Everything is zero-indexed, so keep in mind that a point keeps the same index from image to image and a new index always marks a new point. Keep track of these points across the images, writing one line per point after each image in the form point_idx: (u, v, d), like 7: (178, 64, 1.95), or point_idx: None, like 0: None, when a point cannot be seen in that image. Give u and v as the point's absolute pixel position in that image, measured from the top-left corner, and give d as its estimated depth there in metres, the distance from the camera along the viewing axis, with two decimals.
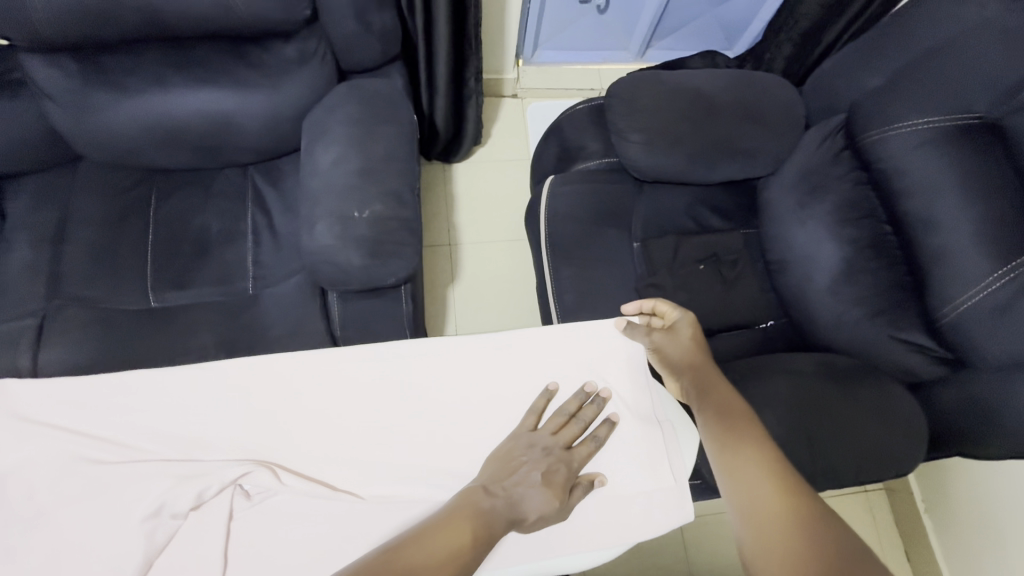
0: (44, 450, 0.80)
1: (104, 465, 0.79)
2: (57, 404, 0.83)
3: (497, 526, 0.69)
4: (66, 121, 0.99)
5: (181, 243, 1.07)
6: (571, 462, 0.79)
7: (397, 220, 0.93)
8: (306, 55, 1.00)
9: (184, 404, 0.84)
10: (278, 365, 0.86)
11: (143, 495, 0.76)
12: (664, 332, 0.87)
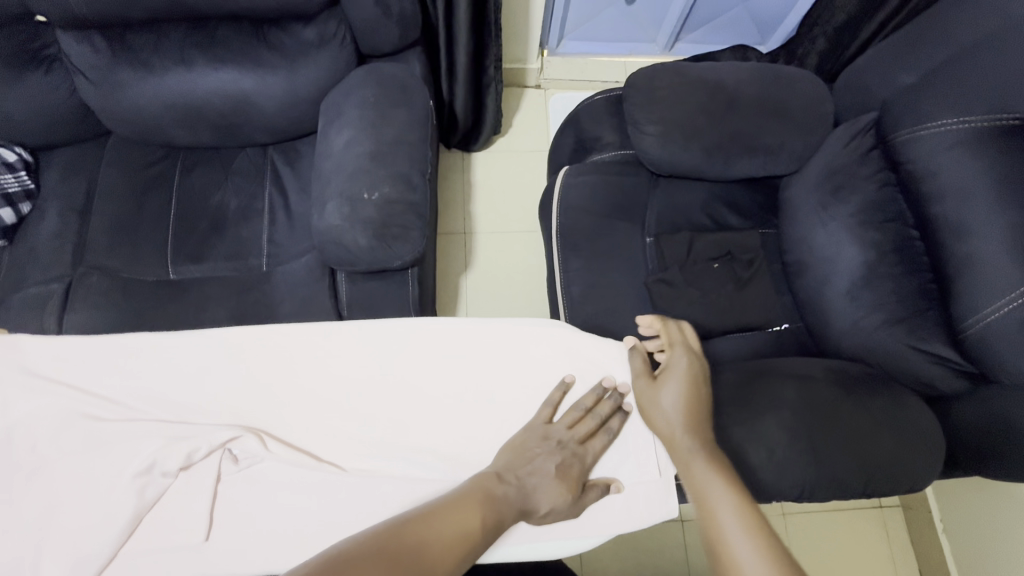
0: (46, 405, 0.79)
1: (103, 422, 0.78)
2: (60, 360, 0.83)
3: (507, 516, 0.70)
4: (94, 97, 1.02)
5: (200, 219, 1.10)
6: (585, 458, 0.79)
7: (405, 203, 0.93)
8: (325, 38, 1.01)
9: (181, 369, 0.84)
10: (277, 335, 0.86)
11: (135, 453, 0.76)
12: (659, 378, 0.82)
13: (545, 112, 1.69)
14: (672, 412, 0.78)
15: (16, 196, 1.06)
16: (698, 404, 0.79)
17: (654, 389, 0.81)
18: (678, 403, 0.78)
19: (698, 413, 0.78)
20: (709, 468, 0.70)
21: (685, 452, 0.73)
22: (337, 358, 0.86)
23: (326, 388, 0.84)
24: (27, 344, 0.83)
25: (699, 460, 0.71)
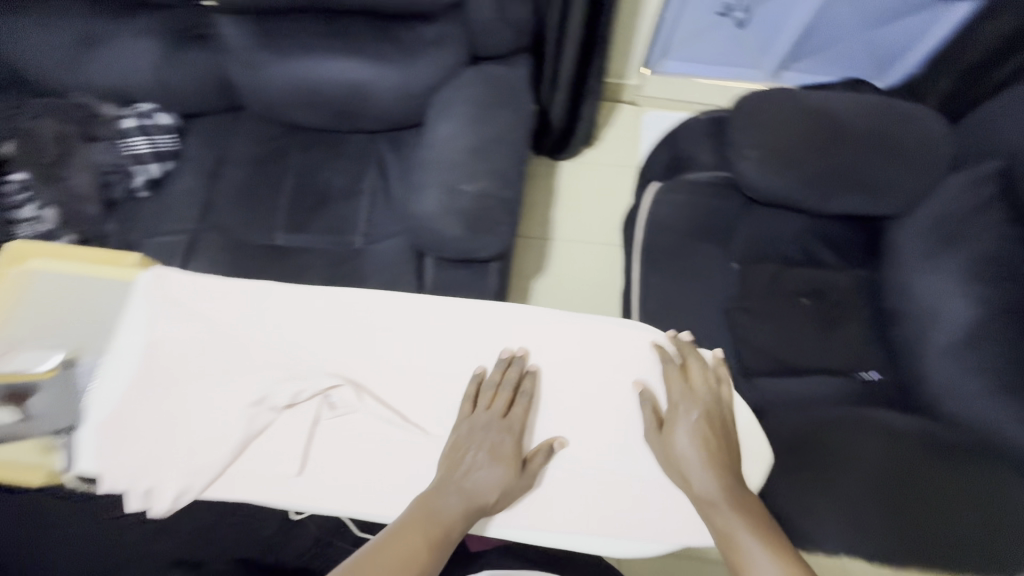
0: (163, 328, 0.77)
1: (217, 349, 0.76)
2: (188, 285, 0.81)
3: (449, 520, 0.66)
4: (238, 75, 1.13)
5: (308, 193, 1.19)
6: (510, 434, 0.73)
7: (497, 199, 0.97)
8: (444, 37, 1.08)
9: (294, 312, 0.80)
10: (390, 295, 0.82)
11: (254, 382, 0.74)
12: (675, 429, 0.72)
13: (636, 130, 1.69)
14: (698, 463, 0.70)
15: (160, 156, 1.20)
16: (721, 448, 0.72)
17: (669, 439, 0.72)
18: (700, 451, 0.71)
19: (722, 456, 0.71)
20: (739, 523, 0.66)
21: (710, 506, 0.68)
22: (445, 329, 0.80)
23: (434, 355, 0.78)
24: (170, 277, 0.81)
25: (726, 515, 0.67)
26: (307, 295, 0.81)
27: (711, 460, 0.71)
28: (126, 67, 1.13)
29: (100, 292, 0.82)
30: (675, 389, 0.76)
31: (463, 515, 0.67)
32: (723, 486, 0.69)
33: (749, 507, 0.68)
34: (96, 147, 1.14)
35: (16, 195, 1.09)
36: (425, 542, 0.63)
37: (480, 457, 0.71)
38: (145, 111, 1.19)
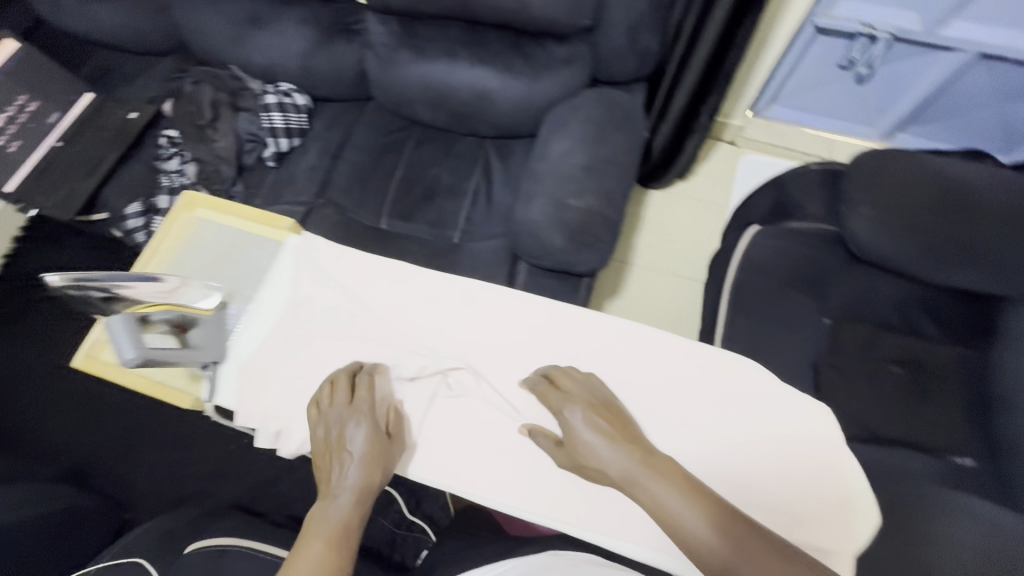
0: (315, 286, 0.87)
1: (355, 317, 0.85)
2: (336, 252, 0.90)
3: (341, 519, 0.68)
4: (375, 69, 1.23)
5: (416, 185, 1.26)
6: (364, 420, 0.74)
7: (603, 217, 0.99)
8: (572, 58, 1.12)
9: (426, 291, 0.87)
10: (515, 296, 0.87)
11: (384, 353, 0.82)
12: (573, 431, 0.71)
13: (732, 171, 1.69)
14: (608, 452, 0.68)
15: (291, 133, 1.31)
16: (614, 429, 0.71)
17: (574, 441, 0.71)
18: (607, 439, 0.69)
19: (625, 438, 0.69)
20: (661, 494, 0.63)
21: (631, 489, 0.66)
22: (569, 334, 0.84)
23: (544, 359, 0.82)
24: (320, 243, 0.91)
25: (646, 492, 0.64)
26: (444, 284, 0.88)
27: (617, 443, 0.69)
28: (279, 50, 1.25)
29: (252, 245, 0.98)
30: (552, 391, 0.76)
31: (350, 507, 0.69)
32: (634, 465, 0.66)
33: (667, 472, 0.65)
34: (240, 116, 1.28)
35: (165, 148, 1.28)
36: (327, 543, 0.66)
37: (350, 456, 0.72)
38: (286, 90, 1.31)
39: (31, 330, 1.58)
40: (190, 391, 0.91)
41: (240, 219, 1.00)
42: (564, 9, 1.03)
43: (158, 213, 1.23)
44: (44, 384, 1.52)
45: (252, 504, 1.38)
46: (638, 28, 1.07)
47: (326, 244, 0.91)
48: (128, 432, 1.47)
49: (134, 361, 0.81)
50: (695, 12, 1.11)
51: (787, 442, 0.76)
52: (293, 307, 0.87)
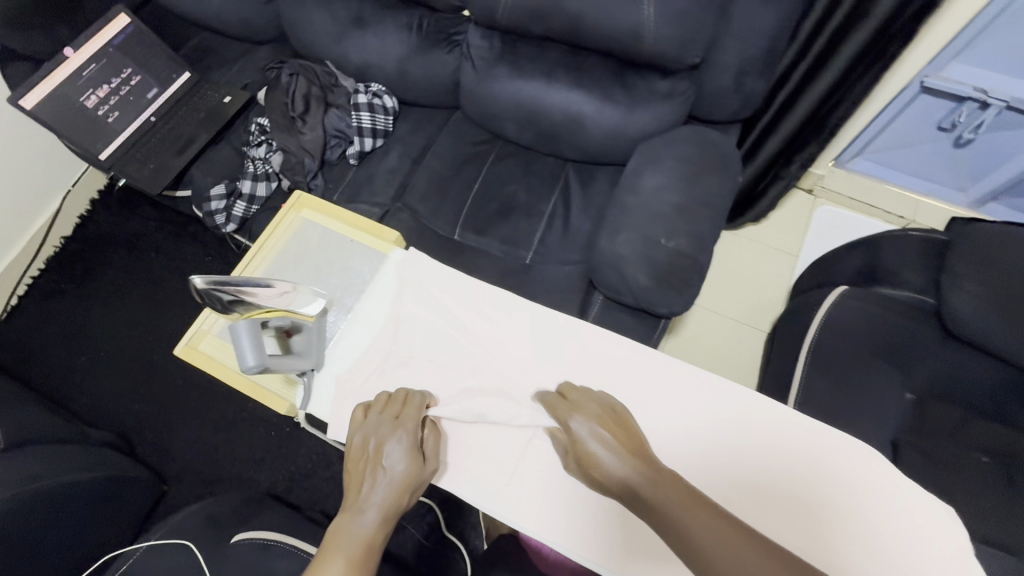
0: (425, 307, 0.90)
1: (460, 342, 0.87)
2: (449, 275, 0.92)
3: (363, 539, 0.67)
4: (469, 81, 1.23)
5: (492, 200, 1.24)
6: (401, 437, 0.74)
7: (693, 261, 0.97)
8: (674, 93, 1.09)
9: (533, 326, 0.87)
10: (631, 348, 0.85)
11: (484, 385, 0.83)
12: (577, 437, 0.72)
13: (805, 220, 1.64)
14: (612, 458, 0.69)
15: (376, 133, 1.31)
16: (625, 437, 0.71)
17: (581, 446, 0.71)
18: (612, 447, 0.70)
19: (630, 446, 0.70)
20: (661, 496, 0.65)
21: (633, 492, 0.67)
22: (683, 396, 0.82)
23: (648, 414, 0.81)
24: (434, 264, 0.93)
25: (645, 494, 0.66)
26: (552, 321, 0.87)
27: (621, 451, 0.69)
28: (376, 52, 1.26)
29: (356, 251, 1.02)
30: (559, 400, 0.77)
31: (374, 526, 0.68)
32: (636, 471, 0.67)
33: (666, 477, 0.66)
34: (330, 112, 1.30)
35: (255, 135, 1.31)
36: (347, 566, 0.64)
37: (380, 475, 0.71)
38: (376, 91, 1.31)
39: (99, 290, 1.62)
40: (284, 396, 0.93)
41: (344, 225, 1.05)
42: (675, 44, 1.00)
43: (241, 197, 1.26)
44: (102, 345, 1.55)
45: (287, 495, 1.36)
46: (747, 72, 1.04)
47: (439, 265, 0.93)
48: (174, 404, 1.48)
49: (254, 368, 0.82)
50: (808, 59, 1.08)
51: (836, 485, 0.76)
52: (400, 323, 0.89)
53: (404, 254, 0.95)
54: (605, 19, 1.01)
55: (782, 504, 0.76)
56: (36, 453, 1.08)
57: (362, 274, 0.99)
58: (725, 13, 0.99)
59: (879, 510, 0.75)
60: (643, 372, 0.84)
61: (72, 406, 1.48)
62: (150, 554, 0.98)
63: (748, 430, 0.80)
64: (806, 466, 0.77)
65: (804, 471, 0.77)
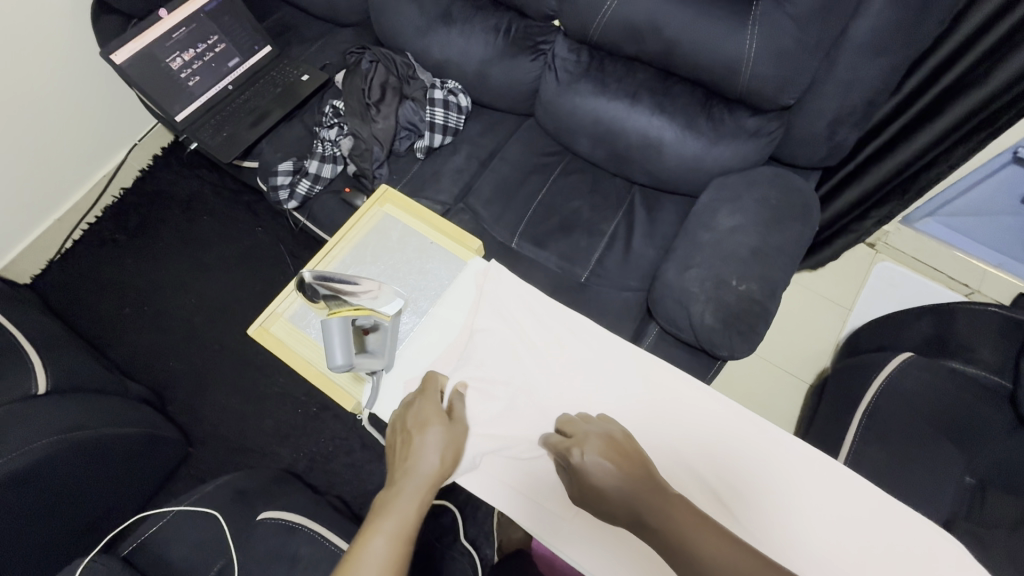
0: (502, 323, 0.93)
1: (535, 361, 0.91)
2: (528, 293, 0.95)
3: (409, 509, 0.65)
4: (550, 91, 1.22)
5: (556, 213, 1.22)
6: (426, 405, 0.79)
7: (762, 307, 0.95)
8: (761, 132, 1.06)
9: (606, 357, 0.91)
10: (697, 394, 0.88)
11: (555, 407, 0.88)
12: (579, 467, 0.70)
13: (862, 277, 1.54)
14: (613, 486, 0.67)
15: (447, 131, 1.30)
16: (629, 461, 0.69)
17: (582, 475, 0.69)
18: (613, 473, 0.67)
19: (632, 470, 0.68)
20: (670, 519, 0.62)
21: (638, 520, 0.64)
22: (747, 447, 0.84)
23: (714, 459, 0.84)
24: (513, 280, 0.96)
25: (650, 520, 0.63)
26: (625, 356, 0.91)
27: (624, 477, 0.67)
28: (459, 50, 1.25)
29: (436, 254, 1.06)
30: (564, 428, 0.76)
31: (415, 493, 0.67)
32: (638, 496, 0.65)
33: (673, 502, 0.63)
34: (405, 104, 1.30)
35: (328, 116, 1.32)
36: (398, 537, 0.63)
37: (413, 442, 0.74)
38: (452, 89, 1.31)
39: (150, 244, 1.64)
40: (350, 392, 0.97)
41: (426, 226, 1.09)
42: (773, 83, 0.97)
43: (307, 175, 1.27)
44: (146, 299, 1.57)
45: (307, 475, 1.35)
46: (841, 121, 1.01)
47: (518, 281, 0.97)
48: (208, 367, 1.49)
49: (341, 367, 0.88)
50: (907, 115, 1.06)
51: (787, 484, 0.81)
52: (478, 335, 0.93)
53: (484, 265, 0.98)
54: (704, 49, 0.99)
55: (734, 495, 0.81)
56: (78, 401, 1.09)
57: (441, 279, 1.04)
58: (830, 58, 0.96)
59: (837, 519, 0.79)
60: (708, 416, 0.86)
61: (110, 354, 1.51)
62: (183, 520, 0.99)
63: (723, 433, 0.85)
64: (764, 465, 0.83)
65: (765, 471, 0.82)
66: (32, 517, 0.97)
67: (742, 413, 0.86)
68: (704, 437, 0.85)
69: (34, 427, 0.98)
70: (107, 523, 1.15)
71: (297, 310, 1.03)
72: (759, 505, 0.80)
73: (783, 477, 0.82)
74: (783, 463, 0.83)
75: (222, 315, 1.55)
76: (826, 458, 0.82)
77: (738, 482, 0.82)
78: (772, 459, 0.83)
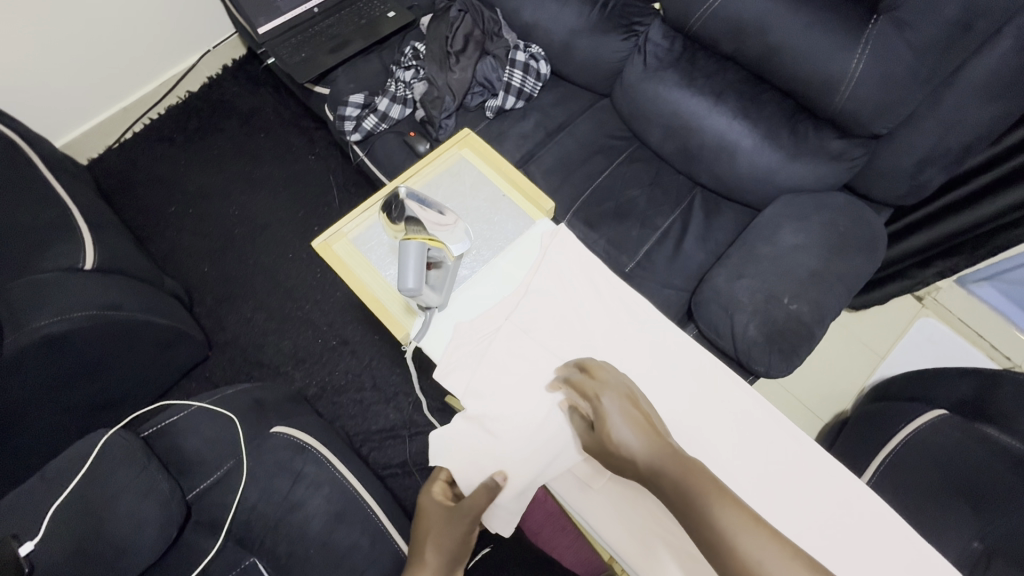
0: (554, 287, 0.94)
1: (582, 330, 0.91)
2: (586, 263, 0.96)
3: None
4: (634, 73, 1.19)
5: (612, 198, 1.21)
6: (432, 496, 0.75)
7: (809, 330, 0.94)
8: (843, 157, 1.03)
9: (652, 340, 0.91)
10: (728, 390, 0.88)
11: None
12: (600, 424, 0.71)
13: (902, 328, 1.48)
14: (636, 443, 0.67)
15: (521, 95, 1.28)
16: (646, 423, 0.69)
17: (605, 431, 0.70)
18: (638, 430, 0.68)
19: (649, 427, 0.69)
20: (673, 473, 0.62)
21: (657, 478, 0.63)
22: (767, 446, 0.84)
23: (737, 454, 0.83)
24: (572, 246, 0.97)
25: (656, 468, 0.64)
26: (671, 343, 0.91)
27: (646, 432, 0.68)
28: (551, 15, 1.23)
29: (506, 208, 1.05)
30: (577, 387, 0.78)
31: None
32: (649, 447, 0.66)
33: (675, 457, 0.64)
34: (485, 59, 1.28)
35: (407, 58, 1.31)
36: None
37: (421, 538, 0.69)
38: (534, 53, 1.28)
39: (206, 149, 1.66)
40: (400, 323, 0.97)
41: (500, 178, 1.08)
42: (870, 107, 0.94)
43: (375, 112, 1.27)
44: (192, 202, 1.60)
45: (315, 401, 1.37)
46: (930, 161, 0.98)
47: (577, 249, 0.97)
48: (239, 279, 1.51)
49: (410, 292, 0.85)
50: (998, 170, 1.03)
51: (799, 481, 0.82)
52: (530, 296, 0.93)
53: (553, 228, 0.99)
54: (807, 59, 0.96)
55: (750, 483, 0.81)
56: (118, 282, 1.11)
57: (506, 233, 1.03)
58: (937, 93, 0.93)
59: (840, 529, 0.78)
60: (731, 407, 0.86)
61: (150, 248, 1.54)
62: (198, 417, 1.00)
63: (747, 423, 0.85)
64: (786, 464, 0.83)
65: (776, 466, 0.83)
66: (55, 382, 1.00)
67: (764, 410, 0.86)
68: (732, 424, 0.85)
69: (75, 296, 1.01)
70: (122, 406, 1.19)
71: (362, 233, 1.04)
72: (772, 501, 0.80)
73: (800, 481, 0.82)
74: (800, 468, 0.82)
75: (261, 233, 1.56)
76: (834, 465, 0.82)
77: (752, 469, 0.82)
78: (789, 455, 0.84)
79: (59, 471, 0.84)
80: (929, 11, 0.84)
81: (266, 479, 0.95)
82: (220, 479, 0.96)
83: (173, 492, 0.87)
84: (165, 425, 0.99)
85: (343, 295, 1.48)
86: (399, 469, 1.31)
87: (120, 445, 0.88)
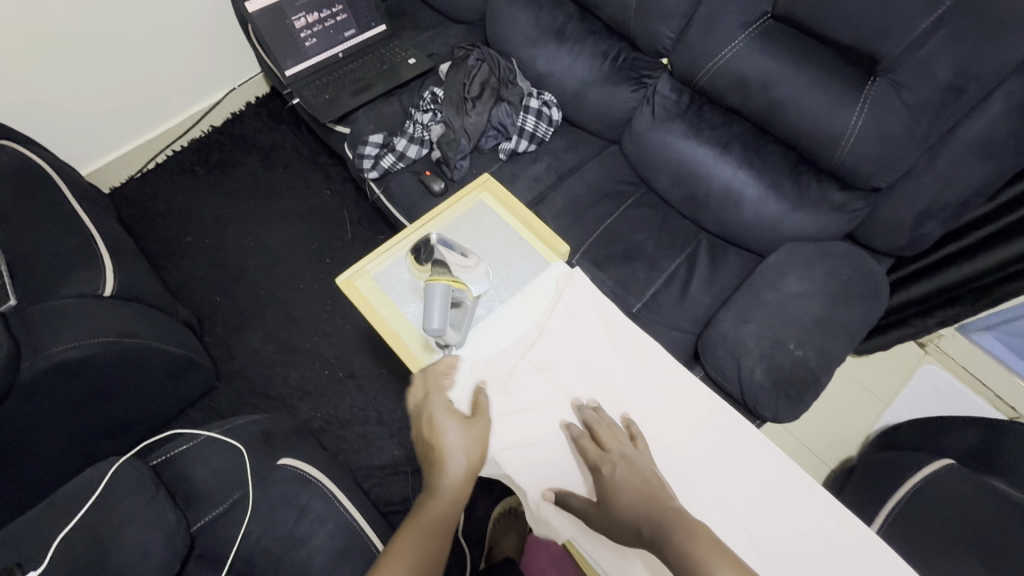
0: (565, 327, 0.96)
1: (593, 371, 0.93)
2: (597, 306, 0.99)
3: (440, 508, 0.70)
4: (642, 122, 1.25)
5: (621, 240, 1.24)
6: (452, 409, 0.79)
7: (814, 375, 0.95)
8: (845, 208, 1.07)
9: (663, 383, 0.92)
10: (733, 432, 0.88)
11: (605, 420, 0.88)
12: (608, 496, 0.73)
13: (906, 375, 1.48)
14: (634, 509, 0.69)
15: (533, 139, 1.33)
16: (649, 486, 0.71)
17: (608, 502, 0.72)
18: (641, 497, 0.70)
19: (654, 497, 0.70)
20: (669, 537, 0.64)
21: (657, 542, 0.65)
22: (772, 489, 0.84)
23: (741, 498, 0.83)
24: (583, 287, 1.00)
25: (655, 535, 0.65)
26: (682, 386, 0.92)
27: (646, 499, 0.70)
28: (565, 68, 1.30)
29: (523, 249, 1.08)
30: (584, 454, 0.80)
31: (442, 488, 0.72)
32: (649, 516, 0.68)
33: (666, 519, 0.66)
34: (500, 105, 1.33)
35: (426, 101, 1.37)
36: (430, 531, 0.69)
37: (432, 443, 0.76)
38: (547, 101, 1.35)
39: (225, 182, 1.71)
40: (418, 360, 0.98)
41: (518, 222, 1.12)
42: (870, 161, 0.98)
43: (393, 151, 1.32)
44: (209, 232, 1.63)
45: (319, 434, 1.37)
46: (928, 215, 1.01)
47: (586, 289, 1.00)
48: (248, 309, 1.53)
49: (434, 330, 0.89)
50: (996, 225, 1.07)
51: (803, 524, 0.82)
52: (544, 336, 0.95)
53: (568, 270, 1.02)
54: (809, 115, 1.01)
55: (757, 526, 0.81)
56: (133, 309, 1.13)
57: (523, 274, 1.05)
58: (933, 151, 0.97)
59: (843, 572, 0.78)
60: (734, 447, 0.87)
61: (164, 276, 1.57)
62: (206, 447, 1.00)
63: (751, 464, 0.86)
64: (791, 505, 0.83)
65: (780, 508, 0.83)
66: (66, 407, 1.01)
67: (766, 452, 0.87)
68: (736, 464, 0.86)
69: (92, 323, 1.02)
70: (127, 433, 1.19)
71: (383, 270, 1.06)
72: (786, 552, 0.80)
73: (804, 524, 0.82)
74: (806, 511, 0.83)
75: (274, 264, 1.59)
76: (835, 504, 0.83)
77: (756, 512, 0.82)
78: (794, 497, 0.84)
79: (66, 499, 0.85)
80: (922, 77, 0.89)
81: (272, 511, 0.95)
82: (225, 511, 0.95)
83: (178, 524, 0.87)
84: (172, 455, 1.00)
85: (352, 328, 1.50)
86: (401, 506, 1.30)
87: (130, 473, 0.89)
